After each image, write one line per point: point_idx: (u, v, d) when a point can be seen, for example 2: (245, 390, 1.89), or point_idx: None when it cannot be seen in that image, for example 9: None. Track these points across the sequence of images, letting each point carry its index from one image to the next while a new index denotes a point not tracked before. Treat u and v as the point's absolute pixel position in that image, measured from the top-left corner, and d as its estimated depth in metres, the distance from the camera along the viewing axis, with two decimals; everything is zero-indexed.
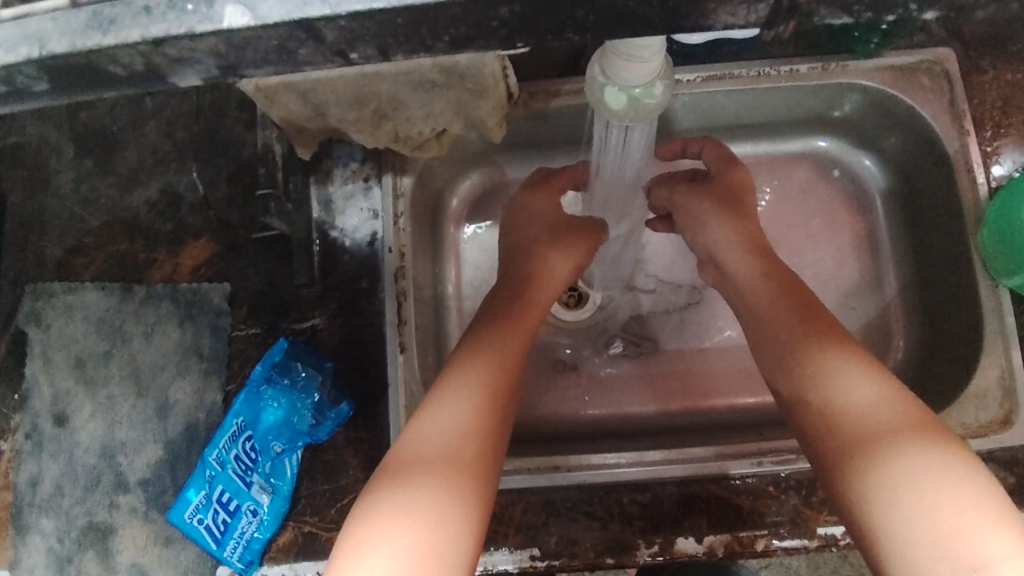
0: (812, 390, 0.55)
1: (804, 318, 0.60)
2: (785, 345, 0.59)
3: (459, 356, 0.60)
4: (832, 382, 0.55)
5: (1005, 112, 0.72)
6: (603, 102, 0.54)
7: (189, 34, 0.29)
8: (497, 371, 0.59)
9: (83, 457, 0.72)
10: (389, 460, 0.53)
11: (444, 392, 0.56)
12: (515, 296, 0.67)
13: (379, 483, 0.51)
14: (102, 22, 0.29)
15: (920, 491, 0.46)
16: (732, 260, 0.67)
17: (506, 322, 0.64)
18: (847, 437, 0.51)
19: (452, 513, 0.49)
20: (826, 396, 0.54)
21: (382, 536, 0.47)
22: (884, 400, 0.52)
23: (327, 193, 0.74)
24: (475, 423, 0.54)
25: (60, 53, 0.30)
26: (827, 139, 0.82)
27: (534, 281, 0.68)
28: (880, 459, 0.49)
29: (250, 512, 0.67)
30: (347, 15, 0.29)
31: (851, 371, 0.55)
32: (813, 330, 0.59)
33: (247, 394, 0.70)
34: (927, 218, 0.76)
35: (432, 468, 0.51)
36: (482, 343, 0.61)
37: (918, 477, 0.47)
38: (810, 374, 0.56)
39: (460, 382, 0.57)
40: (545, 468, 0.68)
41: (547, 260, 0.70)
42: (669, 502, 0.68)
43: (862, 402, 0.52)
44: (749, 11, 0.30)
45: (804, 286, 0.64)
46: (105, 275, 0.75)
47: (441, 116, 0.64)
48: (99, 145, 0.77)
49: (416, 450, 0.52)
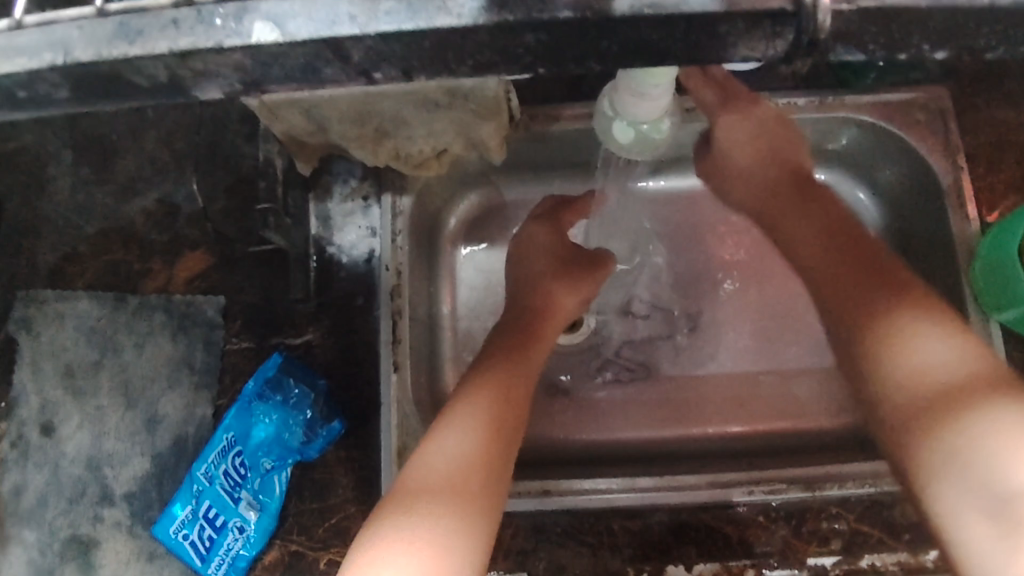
0: (872, 348, 0.52)
1: (863, 270, 0.55)
2: (843, 303, 0.55)
3: (465, 386, 0.60)
4: (892, 339, 0.51)
5: (996, 149, 0.75)
6: (611, 136, 0.54)
7: (217, 48, 0.30)
8: (502, 402, 0.58)
9: (68, 468, 0.71)
10: (395, 488, 0.52)
11: (448, 423, 0.56)
12: (525, 331, 0.67)
13: (382, 512, 0.51)
14: (129, 33, 0.30)
15: (981, 448, 0.44)
16: (782, 221, 0.62)
17: (513, 354, 0.64)
18: (906, 404, 0.48)
19: (457, 541, 0.49)
20: (888, 353, 0.51)
21: (386, 565, 0.47)
22: (944, 362, 0.48)
23: (326, 210, 0.74)
24: (483, 450, 0.54)
25: (84, 62, 0.30)
26: (824, 171, 0.82)
27: (541, 318, 0.69)
28: (937, 426, 0.46)
29: (236, 529, 0.67)
30: (376, 35, 0.29)
31: (910, 334, 0.50)
32: (870, 283, 0.54)
33: (238, 409, 0.69)
34: (919, 249, 0.77)
35: (436, 500, 0.50)
36: (489, 373, 0.61)
37: (980, 433, 0.44)
38: (868, 329, 0.52)
39: (465, 413, 0.56)
40: (535, 492, 0.66)
41: (552, 293, 0.70)
42: (659, 531, 0.68)
43: (921, 365, 0.49)
44: (768, 46, 0.31)
45: (852, 228, 0.59)
46: (99, 284, 0.74)
47: (444, 136, 0.64)
48: (98, 154, 0.77)
49: (422, 479, 0.52)
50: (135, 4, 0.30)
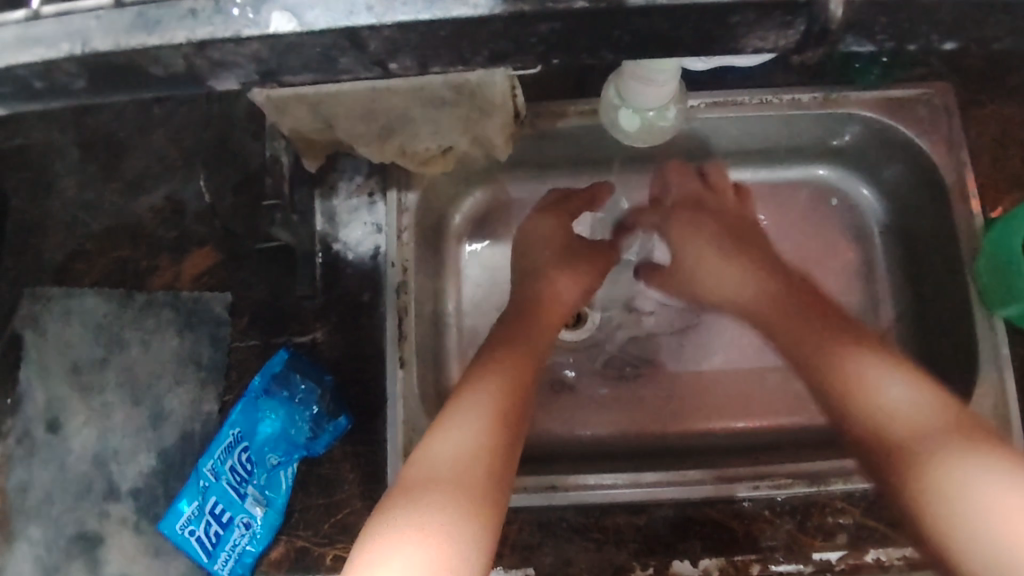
0: (855, 389, 0.55)
1: (806, 300, 0.63)
2: (781, 331, 0.63)
3: (470, 377, 0.60)
4: (859, 375, 0.55)
5: (1001, 145, 0.75)
6: (618, 124, 0.57)
7: (235, 38, 0.30)
8: (508, 389, 0.59)
9: (75, 464, 0.72)
10: (403, 478, 0.53)
11: (454, 412, 0.56)
12: (527, 320, 0.67)
13: (391, 501, 0.51)
14: (147, 23, 0.30)
15: (972, 501, 0.46)
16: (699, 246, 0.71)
17: (514, 344, 0.64)
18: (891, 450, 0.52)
19: (467, 527, 0.49)
20: (870, 397, 0.54)
21: (395, 553, 0.47)
22: (923, 410, 0.52)
23: (332, 207, 0.73)
24: (486, 440, 0.54)
25: (104, 51, 0.30)
26: (827, 168, 0.82)
27: (543, 305, 0.69)
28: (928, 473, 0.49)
29: (243, 525, 0.68)
30: (393, 25, 0.29)
31: (886, 375, 0.55)
32: (816, 317, 0.61)
33: (245, 405, 0.70)
34: (924, 244, 0.77)
35: (445, 486, 0.51)
36: (493, 363, 0.61)
37: (967, 483, 0.47)
38: (833, 358, 0.58)
39: (472, 402, 0.57)
40: (541, 487, 0.66)
41: (554, 283, 0.70)
42: (664, 524, 0.68)
43: (902, 409, 0.52)
44: (780, 36, 0.31)
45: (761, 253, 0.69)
46: (106, 281, 0.75)
47: (450, 133, 0.64)
48: (104, 151, 0.77)
49: (427, 468, 0.52)
50: None
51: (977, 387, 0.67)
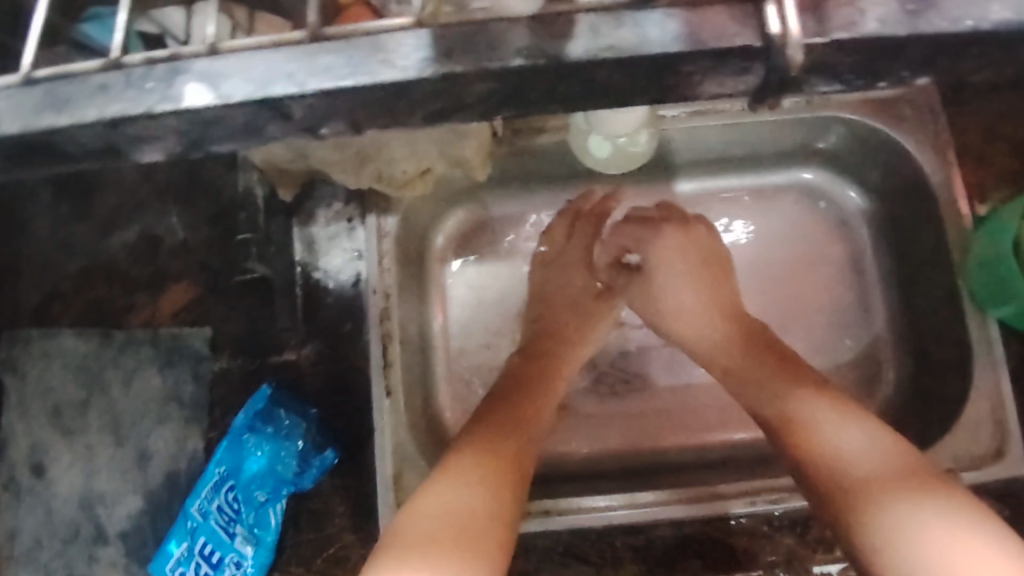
0: (800, 427, 0.53)
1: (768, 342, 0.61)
2: (735, 367, 0.61)
3: (470, 435, 0.58)
4: (807, 414, 0.54)
5: (985, 142, 0.74)
6: (591, 150, 0.66)
7: (148, 112, 0.31)
8: (510, 451, 0.56)
9: (61, 509, 0.70)
10: (396, 536, 0.49)
11: (455, 471, 0.54)
12: (529, 375, 0.65)
13: (385, 560, 0.48)
14: (57, 103, 0.32)
15: (915, 541, 0.45)
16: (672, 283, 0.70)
17: (516, 400, 0.62)
18: (829, 487, 0.50)
19: None
20: (812, 436, 0.52)
21: None
22: (868, 454, 0.50)
23: (310, 234, 0.72)
24: (484, 502, 0.52)
25: (13, 133, 0.32)
26: (813, 170, 0.81)
27: (549, 360, 0.67)
28: (868, 513, 0.47)
29: (233, 564, 0.67)
30: (315, 92, 0.31)
31: (833, 417, 0.53)
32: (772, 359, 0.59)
33: (230, 442, 0.68)
34: (913, 246, 0.75)
35: (443, 548, 0.48)
36: (496, 422, 0.59)
37: (908, 528, 0.45)
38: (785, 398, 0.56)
39: (471, 462, 0.54)
40: (535, 513, 0.64)
41: (567, 335, 0.68)
42: (663, 545, 0.66)
43: (847, 450, 0.50)
44: (737, 81, 0.32)
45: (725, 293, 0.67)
46: (83, 321, 0.73)
47: (425, 156, 0.63)
48: (76, 189, 0.76)
49: (422, 527, 0.49)
50: (60, 71, 0.32)
51: (974, 390, 0.66)
